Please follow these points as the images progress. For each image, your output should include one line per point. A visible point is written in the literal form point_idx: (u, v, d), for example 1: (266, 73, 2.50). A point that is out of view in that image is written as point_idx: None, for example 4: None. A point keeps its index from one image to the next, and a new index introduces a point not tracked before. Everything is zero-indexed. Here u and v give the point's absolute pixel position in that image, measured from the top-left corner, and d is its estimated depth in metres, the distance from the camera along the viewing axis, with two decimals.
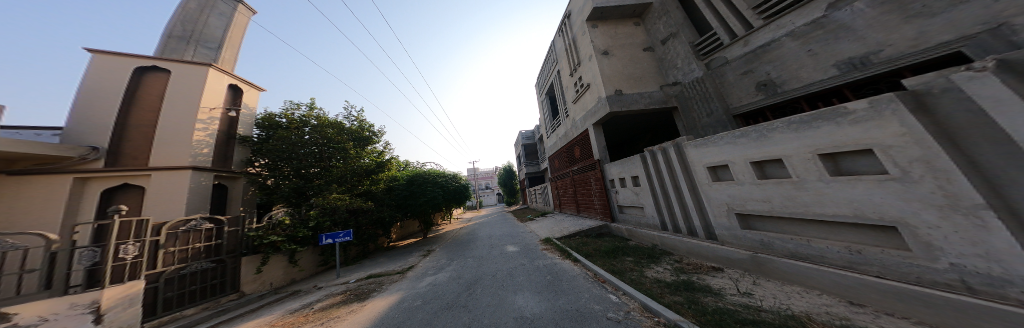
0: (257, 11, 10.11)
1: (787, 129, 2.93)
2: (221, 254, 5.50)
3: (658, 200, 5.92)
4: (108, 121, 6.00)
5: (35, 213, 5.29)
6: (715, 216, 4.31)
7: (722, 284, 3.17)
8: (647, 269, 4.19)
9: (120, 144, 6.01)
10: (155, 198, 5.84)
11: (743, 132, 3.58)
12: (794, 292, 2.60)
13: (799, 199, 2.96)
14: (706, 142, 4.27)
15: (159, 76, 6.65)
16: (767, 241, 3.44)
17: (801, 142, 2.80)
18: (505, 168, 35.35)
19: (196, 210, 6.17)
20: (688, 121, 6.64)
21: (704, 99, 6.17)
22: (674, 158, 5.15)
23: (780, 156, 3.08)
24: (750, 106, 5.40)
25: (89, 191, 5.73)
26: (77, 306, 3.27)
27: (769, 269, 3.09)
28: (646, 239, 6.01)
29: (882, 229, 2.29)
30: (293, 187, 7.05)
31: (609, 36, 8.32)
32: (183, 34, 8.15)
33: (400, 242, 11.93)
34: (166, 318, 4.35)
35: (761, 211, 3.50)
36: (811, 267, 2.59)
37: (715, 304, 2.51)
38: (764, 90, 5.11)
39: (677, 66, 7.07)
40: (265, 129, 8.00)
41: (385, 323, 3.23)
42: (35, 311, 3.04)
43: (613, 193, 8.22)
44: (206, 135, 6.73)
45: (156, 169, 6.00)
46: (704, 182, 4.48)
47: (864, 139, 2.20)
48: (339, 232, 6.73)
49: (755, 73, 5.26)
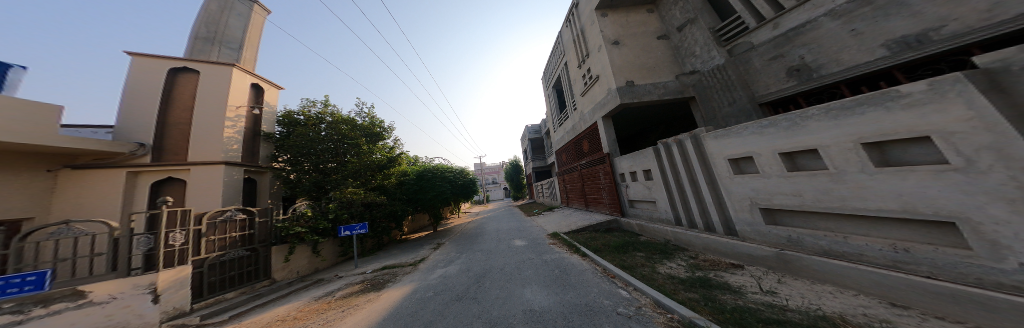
0: (271, 10, 10.42)
1: (825, 116, 2.71)
2: (254, 243, 5.88)
3: (671, 195, 5.82)
4: (150, 119, 6.48)
5: (98, 203, 5.89)
6: (736, 211, 4.19)
7: (743, 282, 3.06)
8: (659, 265, 4.11)
9: (162, 141, 6.50)
10: (196, 190, 6.35)
11: (772, 121, 3.38)
12: (825, 291, 2.47)
13: (835, 193, 2.77)
14: (728, 133, 4.10)
15: (190, 76, 7.05)
16: (796, 237, 3.29)
17: (839, 131, 2.60)
18: (511, 164, 35.39)
19: (231, 201, 6.63)
20: (708, 111, 6.38)
21: (725, 87, 5.86)
22: (690, 150, 5.02)
23: (815, 146, 2.88)
24: (779, 94, 5.05)
25: (142, 184, 6.26)
26: (140, 287, 3.67)
27: (796, 267, 2.97)
28: (658, 234, 5.98)
29: (935, 225, 2.11)
30: (313, 182, 7.49)
31: (620, 24, 7.97)
32: (208, 36, 8.57)
33: (412, 235, 12.41)
34: (211, 300, 4.71)
35: (790, 206, 3.35)
36: (847, 265, 2.44)
37: (735, 302, 2.43)
38: (797, 75, 4.73)
39: (694, 54, 6.75)
40: (286, 126, 8.40)
41: (399, 312, 3.40)
42: (105, 290, 3.39)
43: (623, 188, 8.09)
44: (235, 133, 7.14)
45: (194, 164, 6.47)
46: (724, 175, 4.34)
47: (922, 124, 1.99)
48: (356, 225, 7.04)
49: (787, 58, 4.86)
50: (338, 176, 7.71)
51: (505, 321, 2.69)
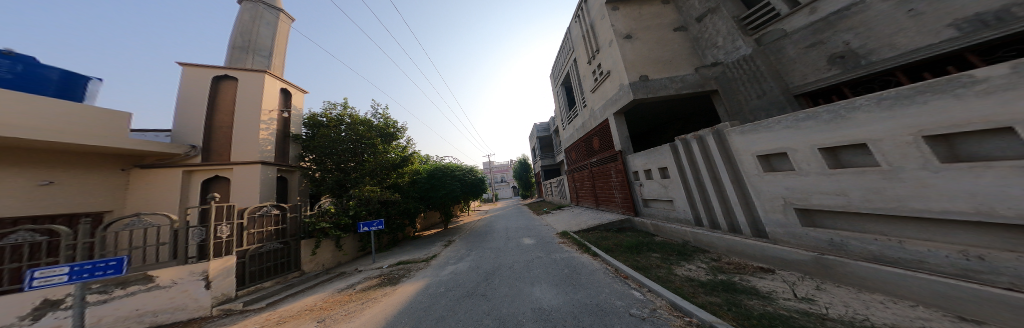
0: (294, 18, 11.07)
1: (877, 107, 2.44)
2: (287, 237, 6.33)
3: (691, 194, 5.57)
4: (199, 123, 7.17)
5: (160, 198, 6.61)
6: (767, 211, 3.94)
7: (774, 287, 2.86)
8: (676, 267, 3.94)
9: (210, 143, 7.16)
10: (238, 187, 6.96)
11: (811, 114, 3.11)
12: (874, 301, 2.24)
13: (888, 192, 2.51)
14: (759, 127, 3.86)
15: (230, 83, 7.68)
16: (840, 240, 3.02)
17: (895, 123, 2.34)
18: (519, 162, 35.28)
19: (267, 198, 7.18)
20: (733, 105, 6.02)
21: (755, 79, 5.49)
22: (713, 147, 4.81)
23: (865, 140, 2.61)
24: (819, 84, 4.62)
25: (195, 181, 6.94)
26: (195, 274, 4.08)
27: (838, 273, 2.73)
28: (675, 235, 5.75)
29: (1014, 230, 1.82)
30: (335, 180, 7.98)
31: (632, 18, 7.66)
32: (243, 45, 9.28)
33: (423, 232, 12.83)
34: (252, 288, 5.14)
35: (832, 206, 3.08)
36: (901, 273, 2.19)
37: (764, 308, 2.27)
38: (840, 63, 4.30)
39: (717, 45, 6.39)
40: (311, 128, 8.97)
41: (413, 307, 3.51)
42: (168, 275, 3.92)
43: (636, 186, 7.84)
44: (269, 135, 7.71)
45: (236, 164, 7.07)
46: (753, 172, 4.12)
47: (1000, 113, 1.73)
48: (373, 221, 7.38)
49: (827, 44, 4.44)
50: (357, 175, 8.12)
51: (514, 318, 2.70)
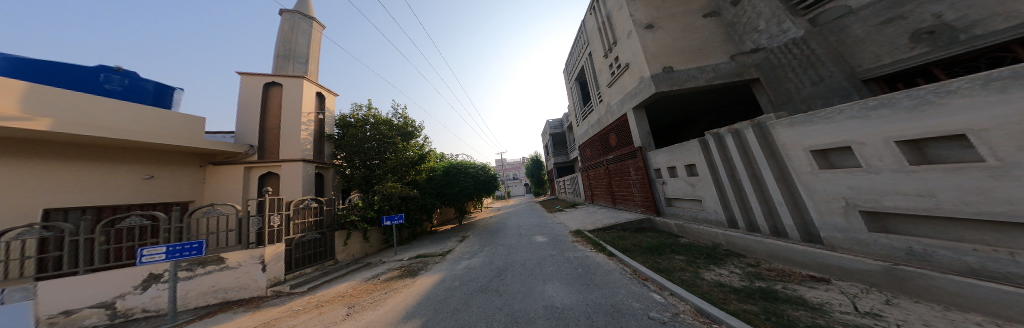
0: (325, 26, 11.92)
1: (981, 90, 1.97)
2: (324, 228, 6.91)
3: (726, 193, 5.12)
4: (252, 126, 8.09)
5: (227, 191, 7.60)
6: (823, 213, 3.50)
7: (828, 299, 2.52)
8: (703, 271, 3.66)
9: (264, 143, 8.07)
10: (287, 182, 7.78)
11: (886, 100, 2.63)
12: (962, 321, 1.84)
13: (993, 194, 2.03)
14: (816, 118, 3.40)
15: (275, 89, 8.53)
16: (921, 250, 2.55)
17: (1005, 108, 1.84)
18: (533, 159, 34.92)
19: (307, 192, 7.94)
20: (780, 95, 5.38)
21: (808, 64, 4.85)
22: (755, 141, 4.39)
23: (963, 131, 2.12)
24: (898, 66, 3.90)
25: (253, 176, 7.88)
26: (252, 258, 4.64)
27: (916, 287, 2.30)
28: (704, 237, 5.33)
29: None
30: (363, 176, 8.63)
31: (653, 6, 7.14)
32: (284, 54, 10.23)
33: (439, 227, 13.36)
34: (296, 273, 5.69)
35: (913, 210, 2.60)
36: (1003, 289, 1.77)
37: (812, 320, 2.01)
38: (924, 40, 3.57)
39: (760, 28, 5.76)
40: (341, 128, 9.69)
41: (430, 298, 3.66)
42: (236, 258, 4.55)
43: (659, 185, 7.39)
44: (308, 135, 8.48)
45: (285, 161, 7.88)
46: (806, 170, 3.69)
47: None
48: (395, 215, 7.80)
49: (908, 19, 3.72)
50: (380, 172, 8.67)
51: (525, 314, 2.70)
